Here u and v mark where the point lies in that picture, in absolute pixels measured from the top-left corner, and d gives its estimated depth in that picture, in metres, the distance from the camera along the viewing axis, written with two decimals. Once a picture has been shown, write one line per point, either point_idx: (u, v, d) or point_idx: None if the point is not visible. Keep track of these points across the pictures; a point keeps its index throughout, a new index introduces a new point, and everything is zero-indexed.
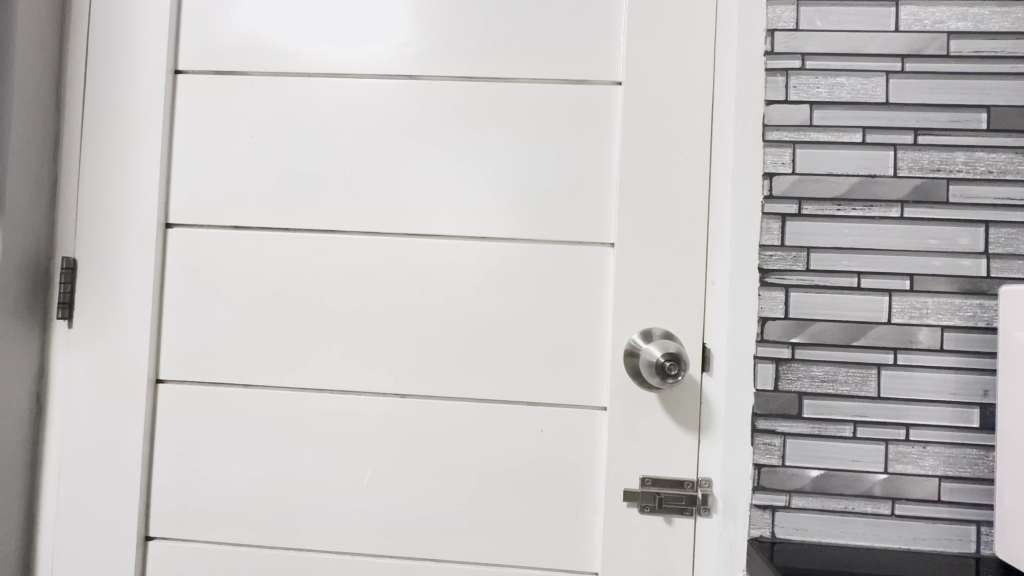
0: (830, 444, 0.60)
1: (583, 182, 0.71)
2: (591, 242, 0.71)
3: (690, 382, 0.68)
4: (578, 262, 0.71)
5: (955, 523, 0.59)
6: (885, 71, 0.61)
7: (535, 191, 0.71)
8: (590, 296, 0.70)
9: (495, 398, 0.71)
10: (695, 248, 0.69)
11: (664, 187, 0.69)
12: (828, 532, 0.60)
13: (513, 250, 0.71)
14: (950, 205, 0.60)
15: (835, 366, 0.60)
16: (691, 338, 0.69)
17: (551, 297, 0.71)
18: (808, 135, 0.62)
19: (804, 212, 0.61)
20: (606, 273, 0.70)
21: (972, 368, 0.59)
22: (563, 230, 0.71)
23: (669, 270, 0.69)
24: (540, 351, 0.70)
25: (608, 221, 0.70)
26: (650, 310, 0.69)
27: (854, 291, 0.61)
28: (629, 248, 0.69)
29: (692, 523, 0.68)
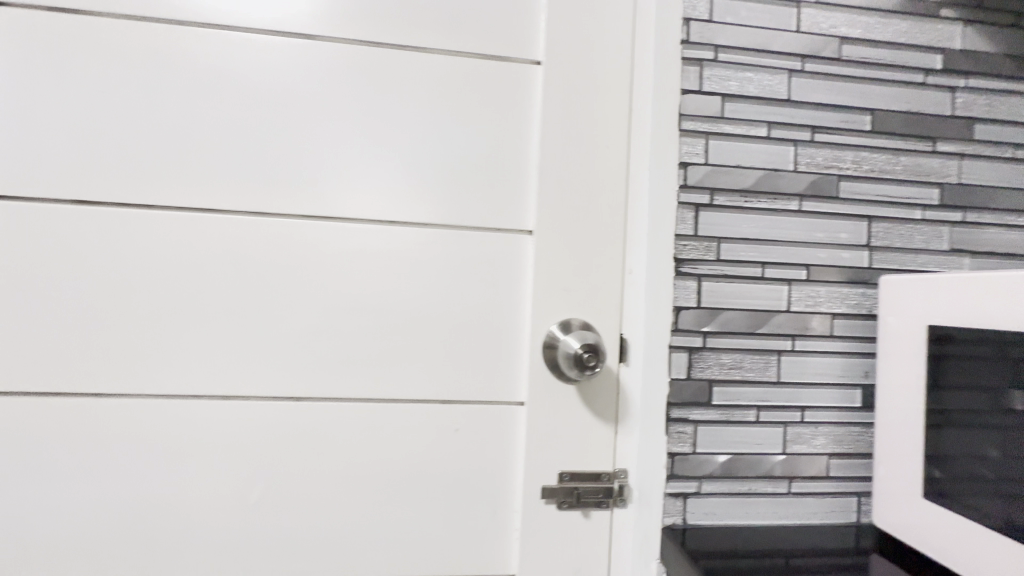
0: (738, 429, 0.62)
1: (502, 165, 0.67)
2: (509, 230, 0.67)
3: (608, 373, 0.66)
4: (495, 250, 0.66)
5: (841, 495, 0.63)
6: (788, 69, 0.64)
7: (450, 172, 0.66)
8: (508, 287, 0.66)
9: (407, 397, 0.65)
10: (613, 238, 0.66)
11: (583, 174, 0.66)
12: (735, 514, 0.62)
13: (427, 235, 0.65)
14: (839, 200, 0.65)
15: (742, 353, 0.62)
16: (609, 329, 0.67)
17: (468, 288, 0.66)
18: (719, 126, 0.63)
19: (715, 203, 0.62)
20: (525, 263, 0.67)
21: (856, 352, 0.64)
22: (480, 216, 0.66)
23: (587, 259, 0.66)
24: (455, 346, 0.66)
25: (527, 207, 0.67)
26: (568, 301, 0.66)
27: (759, 280, 0.63)
28: (548, 235, 0.66)
29: (609, 516, 0.67)
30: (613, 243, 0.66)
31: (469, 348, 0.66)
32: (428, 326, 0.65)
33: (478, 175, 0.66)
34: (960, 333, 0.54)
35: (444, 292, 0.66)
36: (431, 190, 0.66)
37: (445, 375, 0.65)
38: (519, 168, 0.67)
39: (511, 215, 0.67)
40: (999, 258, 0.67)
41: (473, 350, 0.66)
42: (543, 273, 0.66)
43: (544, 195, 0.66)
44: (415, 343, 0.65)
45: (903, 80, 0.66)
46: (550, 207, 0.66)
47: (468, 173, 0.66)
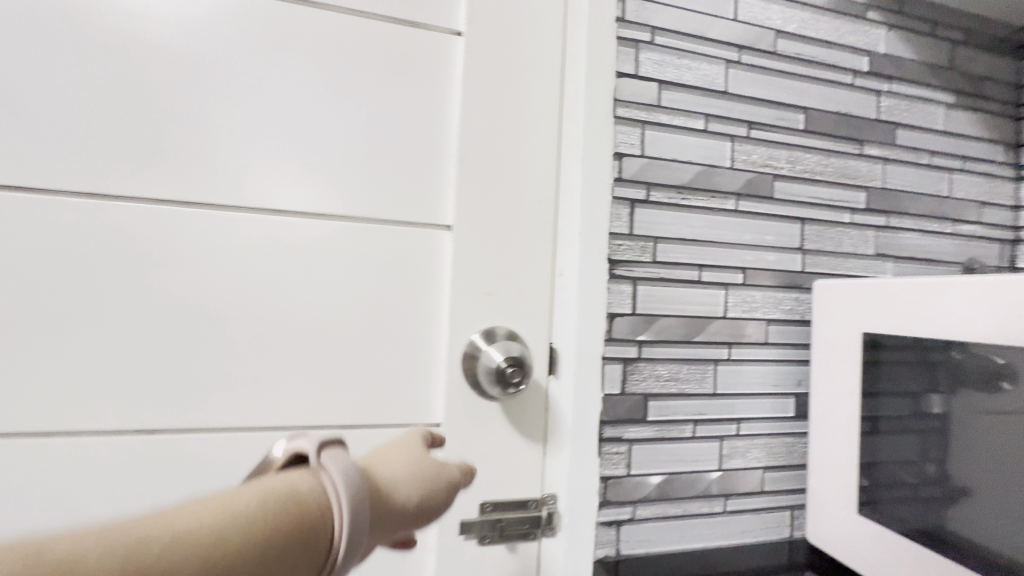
0: (673, 445, 0.57)
1: (415, 148, 0.56)
2: (423, 225, 0.57)
3: (537, 387, 0.58)
4: (406, 248, 0.57)
5: (775, 510, 0.60)
6: (725, 60, 0.60)
7: (351, 153, 0.54)
8: (422, 291, 0.57)
9: (294, 425, 0.53)
10: (542, 237, 0.59)
11: (509, 162, 0.58)
12: (671, 539, 0.57)
13: (320, 229, 0.54)
14: (774, 200, 0.62)
15: (678, 363, 0.57)
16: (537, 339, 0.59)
17: (374, 292, 0.55)
18: (656, 115, 0.57)
19: (651, 199, 0.57)
20: (442, 262, 0.58)
21: (790, 360, 0.62)
22: (387, 207, 0.56)
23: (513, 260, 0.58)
24: (358, 360, 0.55)
25: (445, 198, 0.57)
26: (491, 308, 0.58)
27: (695, 284, 0.58)
28: (468, 231, 0.57)
29: (537, 548, 0.59)
30: (541, 242, 0.59)
31: (374, 364, 0.55)
32: (324, 338, 0.54)
33: (386, 158, 0.56)
34: (891, 338, 0.52)
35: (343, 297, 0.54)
36: (326, 175, 0.54)
37: (343, 396, 0.54)
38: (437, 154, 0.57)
39: (426, 207, 0.57)
40: (917, 263, 0.68)
41: (379, 365, 0.55)
42: (463, 275, 0.57)
43: (464, 184, 0.57)
44: (305, 359, 0.53)
45: (833, 81, 0.64)
46: (471, 199, 0.57)
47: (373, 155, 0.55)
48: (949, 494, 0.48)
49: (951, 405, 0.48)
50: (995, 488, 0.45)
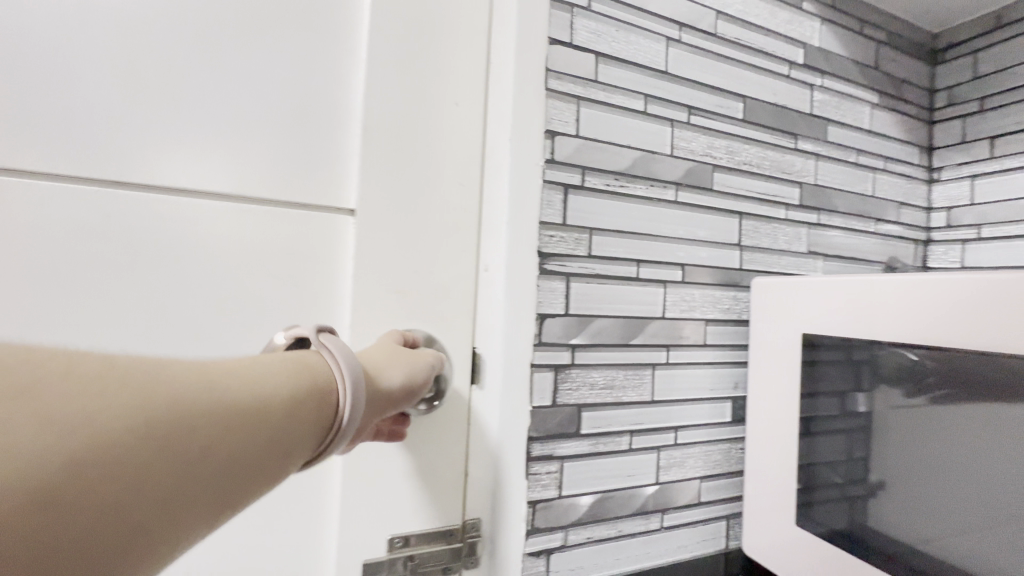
0: (607, 460, 0.51)
1: (309, 114, 0.47)
2: (319, 209, 0.48)
3: (458, 398, 0.51)
4: (297, 235, 0.47)
5: (711, 521, 0.57)
6: (666, 37, 0.55)
7: (222, 114, 0.44)
8: (318, 287, 0.48)
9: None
10: (462, 225, 0.51)
11: (423, 137, 0.49)
12: (605, 564, 0.51)
13: (181, 208, 0.43)
14: (714, 192, 0.58)
15: (614, 369, 0.52)
16: (457, 344, 0.51)
17: (253, 286, 0.46)
18: (592, 91, 0.51)
19: (586, 185, 0.51)
20: (343, 253, 0.48)
21: (727, 362, 0.58)
22: (270, 184, 0.46)
23: (430, 252, 0.50)
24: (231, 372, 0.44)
25: (346, 177, 0.48)
26: (403, 308, 0.49)
27: (633, 281, 0.53)
28: (372, 217, 0.48)
29: None
30: (461, 232, 0.51)
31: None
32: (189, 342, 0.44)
33: (270, 125, 0.46)
34: (828, 338, 0.49)
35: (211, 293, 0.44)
36: (186, 139, 0.43)
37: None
38: (333, 122, 0.48)
39: (323, 187, 0.47)
40: (845, 262, 0.67)
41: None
42: (367, 269, 0.48)
43: (369, 160, 0.48)
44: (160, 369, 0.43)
45: (770, 70, 0.62)
46: (378, 177, 0.48)
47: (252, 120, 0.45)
48: (872, 490, 0.47)
49: (878, 403, 0.47)
50: (914, 483, 0.44)
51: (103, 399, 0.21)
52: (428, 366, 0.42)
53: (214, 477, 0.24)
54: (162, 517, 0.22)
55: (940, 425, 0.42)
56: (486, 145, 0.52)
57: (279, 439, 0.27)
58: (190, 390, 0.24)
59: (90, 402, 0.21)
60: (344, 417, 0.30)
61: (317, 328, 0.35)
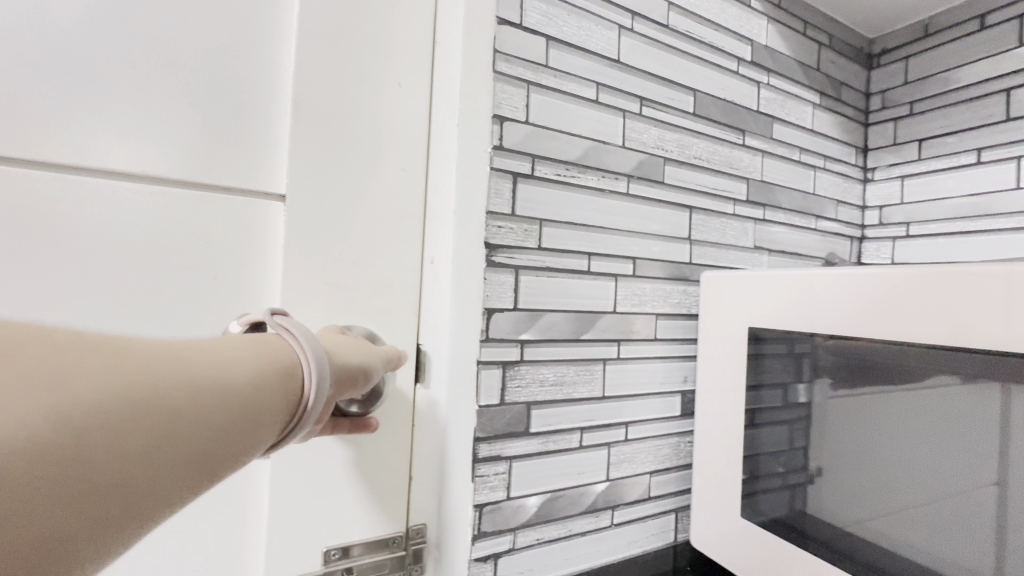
0: (557, 458, 0.50)
1: (231, 84, 0.42)
2: (241, 192, 0.42)
3: (401, 399, 0.47)
4: (216, 221, 0.42)
5: (660, 516, 0.57)
6: (618, 25, 0.54)
7: (124, 79, 0.38)
8: (241, 281, 0.43)
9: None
10: (406, 214, 0.48)
11: (362, 117, 0.46)
12: (555, 565, 0.50)
13: (73, 188, 0.37)
14: (665, 185, 0.58)
15: (564, 365, 0.50)
16: (400, 341, 0.48)
17: (162, 278, 0.40)
18: (542, 77, 0.49)
19: (536, 174, 0.49)
20: (270, 243, 0.44)
21: (677, 356, 0.59)
22: (182, 162, 0.40)
23: (370, 242, 0.46)
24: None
25: (275, 159, 0.43)
26: (340, 302, 0.45)
27: (584, 275, 0.52)
28: (304, 202, 0.44)
29: None
30: (404, 221, 0.48)
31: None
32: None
33: (183, 93, 0.40)
34: (773, 332, 0.50)
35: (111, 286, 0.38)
36: (80, 108, 0.37)
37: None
38: (261, 95, 0.43)
39: (247, 168, 0.43)
40: (788, 257, 0.69)
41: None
42: (299, 260, 0.44)
43: (300, 140, 0.43)
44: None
45: (720, 65, 0.62)
46: (310, 160, 0.44)
47: (162, 87, 0.39)
48: (812, 479, 0.48)
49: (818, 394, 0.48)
50: (851, 470, 0.46)
51: (86, 367, 0.19)
52: (386, 353, 0.40)
53: (196, 467, 0.21)
54: (133, 505, 0.19)
55: (875, 413, 0.44)
56: (431, 129, 0.49)
57: (257, 425, 0.24)
58: (174, 367, 0.22)
59: (80, 372, 0.19)
60: (311, 399, 0.27)
61: (270, 309, 0.32)
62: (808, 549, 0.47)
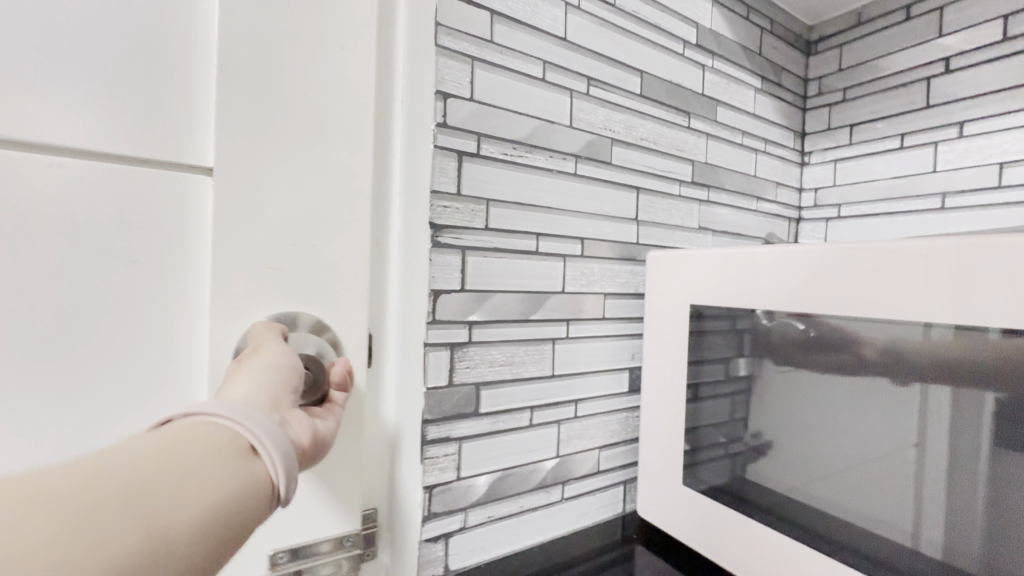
0: (508, 436, 0.50)
1: (140, 37, 0.36)
2: (159, 164, 0.37)
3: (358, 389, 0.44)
4: (130, 198, 0.36)
5: (609, 488, 0.59)
6: (565, 2, 0.53)
7: (2, 25, 0.31)
8: (165, 265, 0.37)
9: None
10: (358, 190, 0.43)
11: (301, 82, 0.41)
12: (506, 541, 0.51)
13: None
14: (612, 166, 0.58)
15: (514, 345, 0.51)
16: (353, 329, 0.44)
17: (64, 266, 0.34)
18: (488, 53, 0.48)
19: (483, 153, 0.48)
20: (200, 223, 0.38)
21: (625, 334, 0.60)
22: (84, 127, 0.34)
23: (319, 221, 0.42)
24: (40, 381, 0.33)
25: (200, 126, 0.38)
26: (282, 289, 0.41)
27: (532, 255, 0.52)
28: (240, 177, 0.39)
29: None
30: (355, 198, 0.43)
31: (72, 382, 0.35)
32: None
33: (79, 45, 0.33)
34: (714, 310, 0.52)
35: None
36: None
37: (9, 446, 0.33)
38: (179, 51, 0.37)
39: (166, 137, 0.37)
40: (730, 236, 0.72)
41: (85, 384, 0.35)
42: (233, 242, 0.39)
43: (228, 106, 0.38)
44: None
45: (665, 47, 0.63)
46: (242, 129, 0.39)
47: (53, 37, 0.33)
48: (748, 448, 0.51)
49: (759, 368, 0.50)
50: (783, 440, 0.49)
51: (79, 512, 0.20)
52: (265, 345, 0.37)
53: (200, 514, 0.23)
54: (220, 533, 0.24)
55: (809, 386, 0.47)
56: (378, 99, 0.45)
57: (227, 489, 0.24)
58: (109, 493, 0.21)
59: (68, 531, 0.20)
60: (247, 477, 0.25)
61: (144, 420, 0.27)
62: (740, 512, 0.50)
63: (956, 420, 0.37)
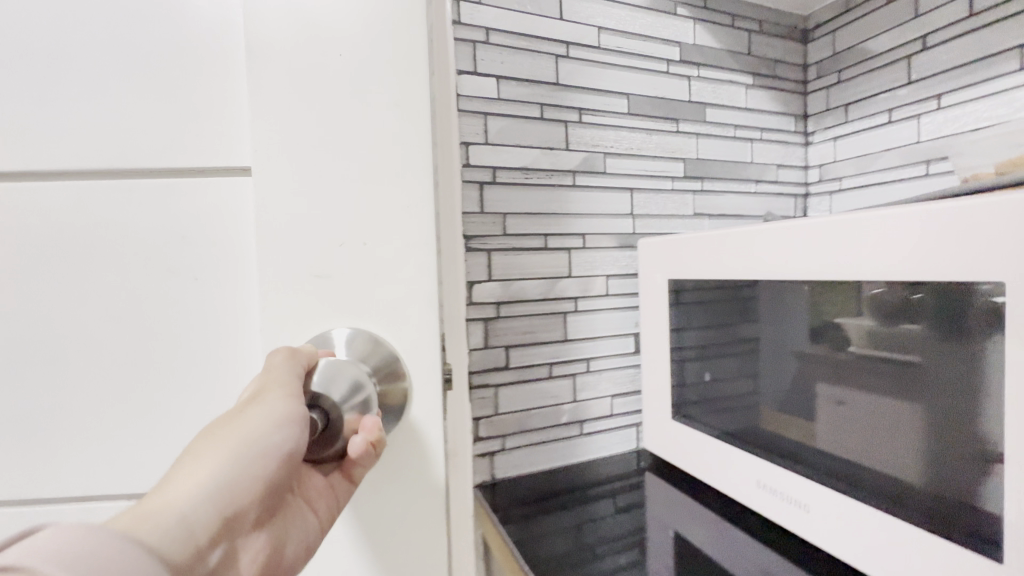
0: (533, 385, 0.68)
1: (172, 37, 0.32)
2: (202, 174, 0.33)
3: (423, 416, 0.35)
4: (187, 211, 0.33)
5: (621, 427, 0.75)
6: (555, 55, 0.69)
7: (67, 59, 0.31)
8: (222, 281, 0.33)
9: (59, 513, 0.33)
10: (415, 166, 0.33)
11: (332, 42, 0.31)
12: (537, 461, 0.69)
13: (21, 200, 0.32)
14: (607, 174, 0.73)
15: (533, 318, 0.68)
16: (421, 347, 0.34)
17: (131, 291, 0.32)
18: (496, 107, 0.66)
19: (498, 180, 0.66)
20: (240, 227, 0.33)
21: (627, 306, 0.75)
22: (139, 141, 0.32)
23: (370, 209, 0.32)
24: (134, 408, 0.32)
25: (244, 121, 0.33)
26: (332, 299, 0.33)
27: (542, 250, 0.69)
28: (273, 167, 0.32)
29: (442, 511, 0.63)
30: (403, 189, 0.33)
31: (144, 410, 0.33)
32: (68, 375, 0.32)
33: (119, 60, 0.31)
34: (688, 283, 0.65)
35: (88, 306, 0.32)
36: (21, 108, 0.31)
37: (127, 472, 0.33)
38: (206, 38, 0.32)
39: (213, 139, 0.33)
40: (728, 219, 0.83)
41: (151, 406, 0.33)
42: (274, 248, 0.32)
43: (258, 88, 0.31)
44: (42, 419, 0.32)
45: (648, 69, 0.76)
46: (276, 115, 0.31)
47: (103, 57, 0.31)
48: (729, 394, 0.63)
49: (738, 330, 0.62)
50: (759, 389, 0.60)
51: None
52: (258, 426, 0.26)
53: None
54: None
55: (771, 348, 0.58)
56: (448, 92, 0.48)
57: None
58: None
59: None
60: None
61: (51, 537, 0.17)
62: (737, 446, 0.59)
63: (916, 356, 0.42)
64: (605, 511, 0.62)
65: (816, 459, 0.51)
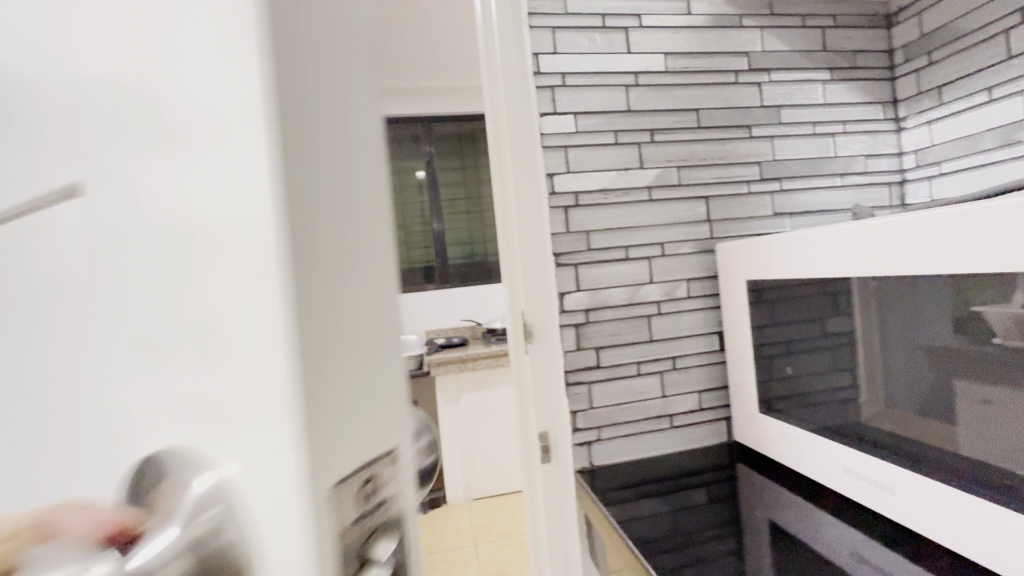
0: (623, 381, 0.76)
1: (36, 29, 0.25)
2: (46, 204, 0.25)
3: None
4: (43, 257, 0.25)
5: (711, 421, 0.79)
6: (625, 85, 0.77)
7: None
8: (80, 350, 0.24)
9: None
10: (251, 129, 0.18)
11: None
12: (631, 451, 0.77)
13: None
14: (682, 185, 0.79)
15: (619, 321, 0.76)
16: (286, 501, 0.18)
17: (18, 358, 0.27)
18: (575, 139, 0.75)
19: (580, 202, 0.75)
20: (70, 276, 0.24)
21: (710, 307, 0.80)
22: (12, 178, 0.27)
23: (187, 247, 0.19)
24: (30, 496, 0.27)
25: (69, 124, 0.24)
26: (181, 397, 0.21)
27: (624, 261, 0.77)
28: (104, 190, 0.22)
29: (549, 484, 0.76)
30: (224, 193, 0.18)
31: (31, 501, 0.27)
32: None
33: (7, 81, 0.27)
34: (768, 283, 0.69)
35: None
36: None
37: None
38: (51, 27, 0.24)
39: (51, 161, 0.24)
40: (812, 215, 0.84)
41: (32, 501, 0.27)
42: (120, 304, 0.22)
43: (89, 81, 0.22)
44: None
45: (717, 83, 0.81)
46: (102, 121, 0.22)
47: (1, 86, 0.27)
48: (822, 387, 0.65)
49: (824, 327, 0.64)
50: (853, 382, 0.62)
51: None
52: None
53: None
54: None
55: (878, 354, 0.59)
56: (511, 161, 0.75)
57: None
58: None
59: None
60: None
61: None
62: (832, 440, 0.61)
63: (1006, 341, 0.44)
64: (698, 499, 0.67)
65: (913, 450, 0.53)
